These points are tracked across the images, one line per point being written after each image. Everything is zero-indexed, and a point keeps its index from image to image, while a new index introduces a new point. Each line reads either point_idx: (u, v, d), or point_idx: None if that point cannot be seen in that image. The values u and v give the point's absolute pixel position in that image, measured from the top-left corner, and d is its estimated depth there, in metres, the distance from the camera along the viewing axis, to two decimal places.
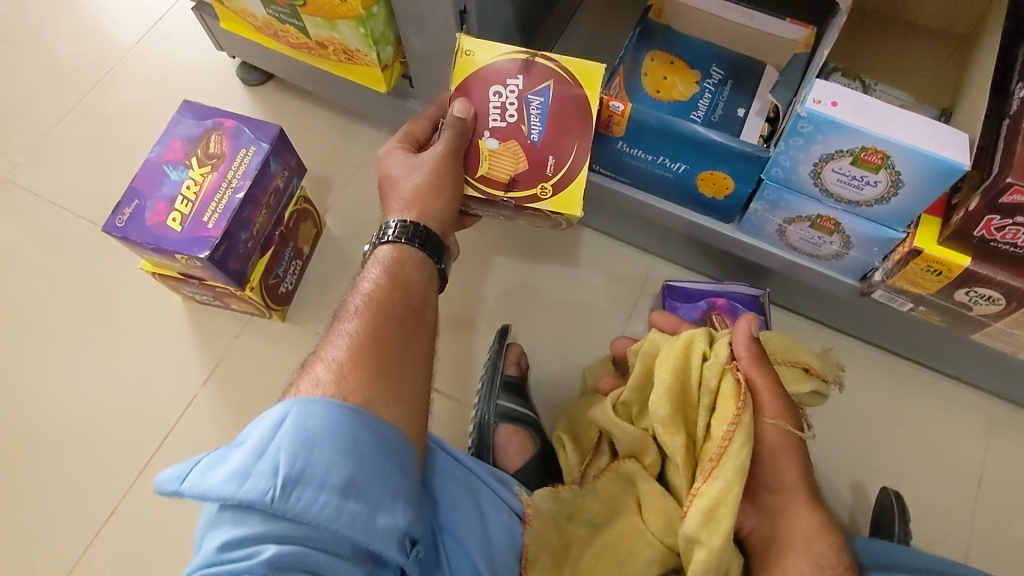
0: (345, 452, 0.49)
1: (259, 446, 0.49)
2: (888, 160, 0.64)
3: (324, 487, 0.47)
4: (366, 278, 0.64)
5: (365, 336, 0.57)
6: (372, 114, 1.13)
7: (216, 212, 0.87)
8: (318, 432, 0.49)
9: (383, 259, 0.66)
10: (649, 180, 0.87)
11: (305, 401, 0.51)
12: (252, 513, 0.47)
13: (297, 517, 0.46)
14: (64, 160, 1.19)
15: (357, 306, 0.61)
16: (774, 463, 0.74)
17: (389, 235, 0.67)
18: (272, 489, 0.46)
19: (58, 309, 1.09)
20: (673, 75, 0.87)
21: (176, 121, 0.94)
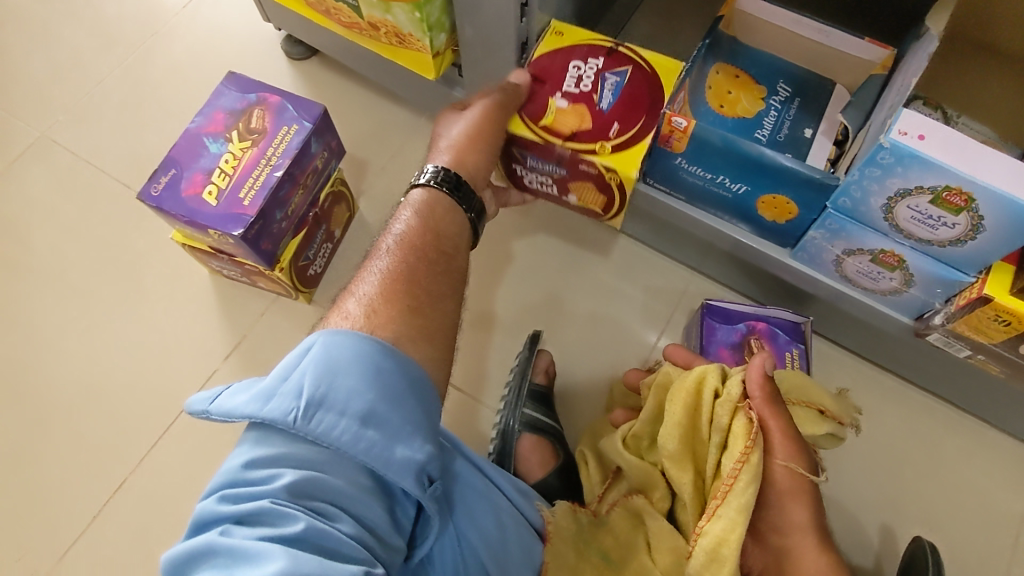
0: (367, 381, 0.48)
1: (284, 373, 0.48)
2: (972, 203, 0.61)
3: (344, 414, 0.46)
4: (399, 219, 0.63)
5: (393, 275, 0.56)
6: (416, 99, 1.10)
7: (253, 189, 0.84)
8: (341, 360, 0.48)
9: (415, 203, 0.64)
10: (707, 197, 0.84)
11: (331, 332, 0.50)
12: (275, 437, 0.46)
13: (319, 442, 0.45)
14: (102, 121, 1.18)
15: (389, 245, 0.59)
16: (782, 505, 0.71)
17: (422, 179, 0.65)
18: (295, 410, 0.46)
19: (85, 271, 1.07)
20: (738, 89, 0.83)
21: (220, 93, 0.91)
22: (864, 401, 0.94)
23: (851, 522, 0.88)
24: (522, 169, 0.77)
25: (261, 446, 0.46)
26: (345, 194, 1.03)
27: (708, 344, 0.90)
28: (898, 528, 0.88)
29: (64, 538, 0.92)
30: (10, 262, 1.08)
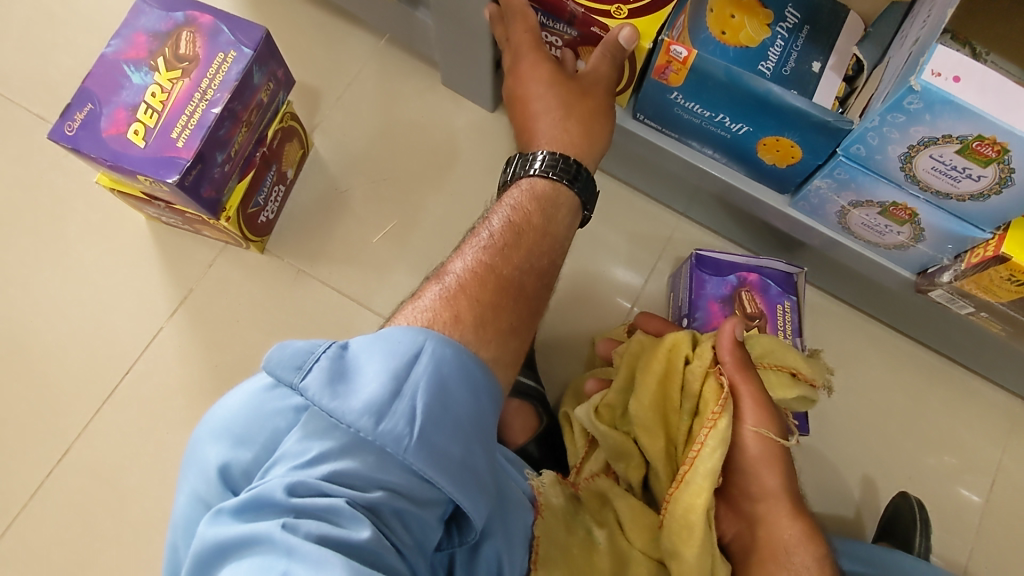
0: (473, 417, 0.44)
1: (398, 376, 0.42)
2: (1005, 154, 0.54)
3: (448, 449, 0.42)
4: (507, 204, 0.58)
5: (502, 278, 0.52)
6: (372, 19, 0.96)
7: (187, 129, 0.73)
8: (454, 376, 0.44)
9: (534, 191, 0.59)
10: (702, 137, 0.76)
11: (446, 340, 0.45)
12: (368, 451, 0.41)
13: (419, 471, 0.41)
14: (4, 40, 1.01)
15: (493, 237, 0.54)
16: (752, 471, 0.66)
17: (535, 168, 0.60)
18: (401, 428, 0.41)
19: (0, 220, 0.95)
20: (742, 13, 0.73)
21: (140, 11, 0.77)
22: (851, 352, 0.91)
23: (833, 474, 0.87)
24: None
25: (351, 452, 0.41)
26: (299, 131, 0.92)
27: (697, 297, 0.85)
28: (878, 478, 0.87)
29: (6, 512, 0.85)
30: None
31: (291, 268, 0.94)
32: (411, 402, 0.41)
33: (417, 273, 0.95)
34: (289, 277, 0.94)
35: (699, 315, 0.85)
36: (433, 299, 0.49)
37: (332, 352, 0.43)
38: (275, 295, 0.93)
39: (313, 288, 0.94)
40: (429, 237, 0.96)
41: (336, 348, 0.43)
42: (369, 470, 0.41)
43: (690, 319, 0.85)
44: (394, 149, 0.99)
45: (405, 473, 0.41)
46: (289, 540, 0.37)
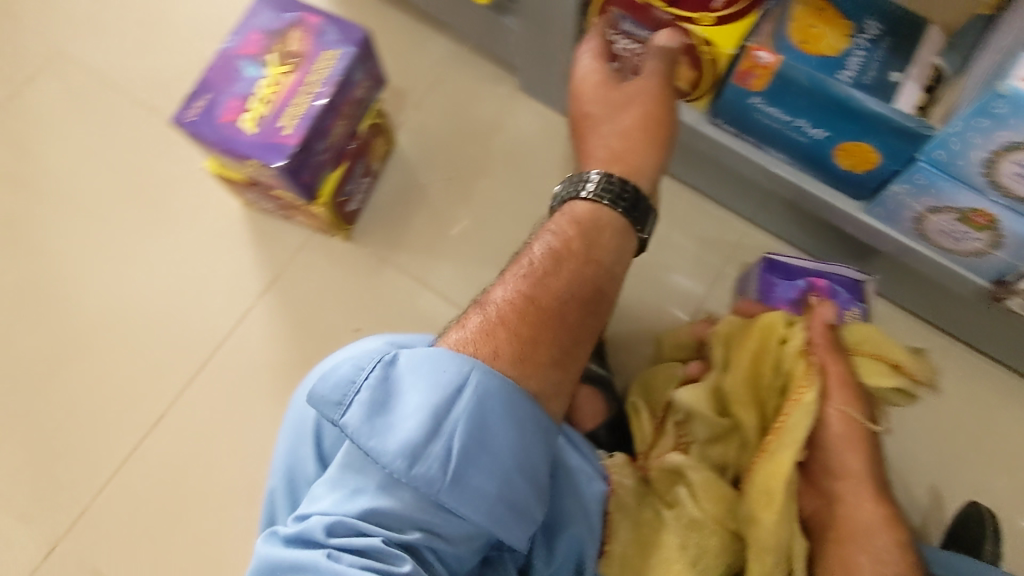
0: (510, 449, 0.50)
1: (435, 415, 0.49)
2: None
3: (479, 486, 0.49)
4: (551, 228, 0.59)
5: (543, 310, 0.53)
6: (458, 25, 1.02)
7: (294, 117, 0.79)
8: (488, 424, 0.50)
9: (579, 215, 0.59)
10: (779, 142, 0.79)
11: (485, 371, 0.50)
12: (402, 488, 0.49)
13: (452, 504, 0.49)
14: (122, 37, 1.10)
15: (536, 266, 0.56)
16: (834, 448, 0.69)
17: (585, 191, 0.60)
18: (435, 468, 0.48)
19: (112, 201, 1.03)
20: (824, 24, 0.75)
21: (255, 11, 0.85)
22: None
23: (900, 482, 0.87)
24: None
25: (389, 491, 0.49)
26: (387, 128, 0.98)
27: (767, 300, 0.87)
28: (944, 489, 0.87)
29: (106, 469, 0.93)
30: (31, 186, 1.04)
31: (374, 256, 1.00)
32: (446, 443, 0.48)
33: (491, 266, 0.99)
34: (371, 264, 0.99)
35: None
36: (475, 328, 0.53)
37: (382, 385, 0.51)
38: (357, 280, 0.99)
39: (392, 275, 0.99)
40: (504, 232, 1.00)
41: (386, 381, 0.51)
42: (406, 507, 0.49)
43: None
44: (473, 148, 1.04)
45: (440, 514, 0.49)
46: (332, 569, 0.47)
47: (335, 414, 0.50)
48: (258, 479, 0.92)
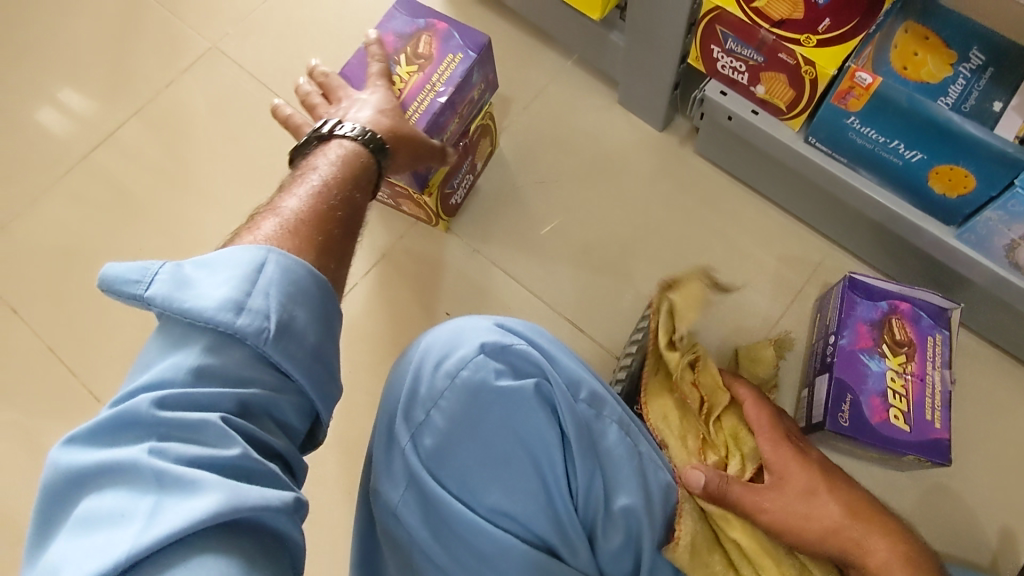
0: (319, 316, 0.49)
1: (244, 282, 0.46)
2: None
3: (302, 338, 0.48)
4: (318, 163, 0.64)
5: (332, 217, 0.57)
6: (566, 40, 1.09)
7: (418, 112, 0.88)
8: (298, 289, 0.48)
9: (336, 156, 0.66)
10: (873, 162, 0.81)
11: (283, 257, 0.49)
12: (229, 350, 0.45)
13: (279, 364, 0.46)
14: (266, 38, 1.23)
15: (318, 186, 0.59)
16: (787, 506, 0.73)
17: (349, 137, 0.68)
18: (261, 330, 0.46)
19: (243, 180, 1.15)
20: (927, 51, 0.78)
21: (391, 15, 0.93)
22: (1005, 399, 0.90)
23: (973, 517, 0.86)
24: (719, 51, 0.84)
25: (214, 352, 0.45)
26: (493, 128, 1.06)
27: (846, 317, 0.88)
28: (1018, 531, 0.85)
29: None
30: (177, 161, 1.18)
31: (467, 247, 1.07)
32: (266, 300, 0.46)
33: (577, 266, 1.05)
34: (465, 255, 1.07)
35: (846, 333, 0.87)
36: (272, 223, 0.53)
37: (172, 266, 0.47)
38: (451, 268, 1.06)
39: (483, 267, 1.06)
40: (591, 235, 1.06)
41: (174, 262, 0.47)
42: (228, 371, 0.45)
43: (835, 337, 0.88)
44: (569, 155, 1.10)
45: (268, 371, 0.46)
46: (155, 465, 0.41)
47: (138, 290, 0.46)
48: (347, 439, 1.00)
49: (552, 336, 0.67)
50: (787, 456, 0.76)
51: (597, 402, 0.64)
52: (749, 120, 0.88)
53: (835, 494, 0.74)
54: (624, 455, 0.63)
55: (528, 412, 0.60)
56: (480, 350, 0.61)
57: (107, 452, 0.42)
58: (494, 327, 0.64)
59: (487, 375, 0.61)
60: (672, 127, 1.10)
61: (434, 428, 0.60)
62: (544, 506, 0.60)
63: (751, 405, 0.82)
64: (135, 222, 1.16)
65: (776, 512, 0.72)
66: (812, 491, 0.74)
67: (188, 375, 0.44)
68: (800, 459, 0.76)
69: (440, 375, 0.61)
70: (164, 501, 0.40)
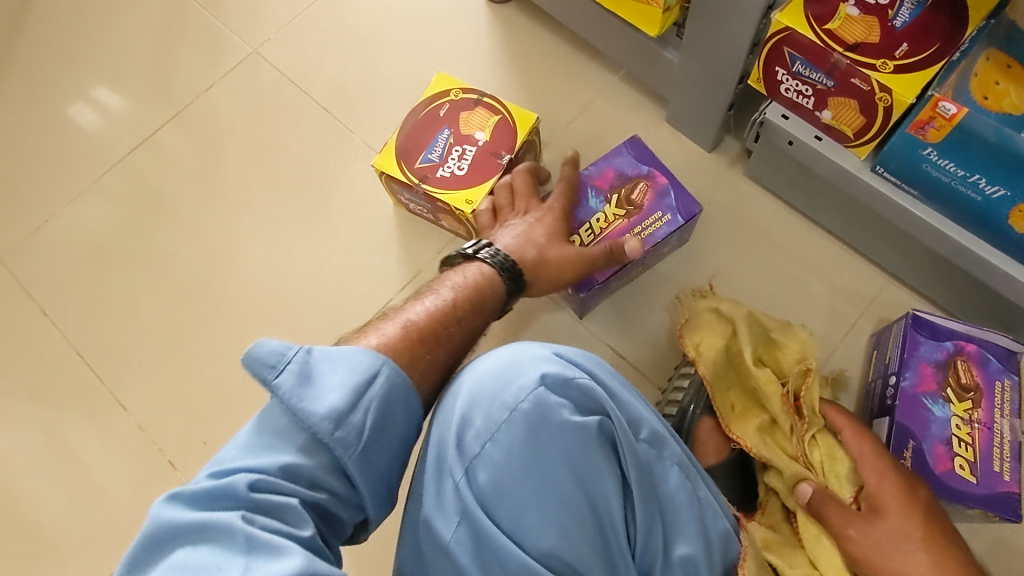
0: (402, 438, 0.53)
1: (355, 393, 0.50)
2: None
3: (378, 466, 0.51)
4: (449, 283, 0.69)
5: (439, 337, 0.62)
6: (616, 56, 1.06)
7: (610, 257, 0.88)
8: (394, 408, 0.53)
9: (471, 277, 0.71)
10: (948, 196, 0.77)
11: (396, 370, 0.53)
12: (321, 453, 0.49)
13: (352, 477, 0.50)
14: (308, 44, 1.21)
15: (410, 323, 0.61)
16: (876, 544, 0.68)
17: (486, 257, 0.74)
18: (354, 447, 0.50)
19: (279, 186, 1.13)
20: (1009, 80, 0.73)
21: (618, 150, 0.91)
22: None
23: None
24: (784, 73, 0.80)
25: (308, 452, 0.49)
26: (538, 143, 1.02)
27: (909, 357, 0.83)
28: None
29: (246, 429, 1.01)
30: (214, 165, 1.16)
31: None
32: (364, 418, 0.50)
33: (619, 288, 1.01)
34: None
35: (909, 374, 0.82)
36: (390, 328, 0.59)
37: (307, 358, 0.51)
38: None
39: None
40: None
41: (309, 354, 0.51)
42: (317, 470, 0.49)
43: (896, 377, 0.83)
44: None
45: (342, 481, 0.50)
46: (245, 533, 0.44)
47: (268, 375, 0.50)
48: None
49: (611, 368, 0.63)
50: (888, 491, 0.71)
51: (658, 441, 0.60)
52: (812, 146, 0.84)
53: (931, 547, 0.67)
54: (686, 500, 0.59)
55: (589, 451, 0.56)
56: (539, 382, 0.58)
57: (205, 513, 0.45)
58: (553, 357, 0.60)
59: (547, 408, 0.57)
60: (722, 148, 1.05)
61: (489, 462, 0.57)
62: (599, 551, 0.56)
63: (850, 434, 0.77)
64: (169, 225, 1.14)
65: (861, 544, 0.69)
66: (903, 535, 0.68)
67: (281, 469, 0.48)
68: (903, 498, 0.70)
69: (497, 406, 0.58)
70: (251, 569, 0.43)
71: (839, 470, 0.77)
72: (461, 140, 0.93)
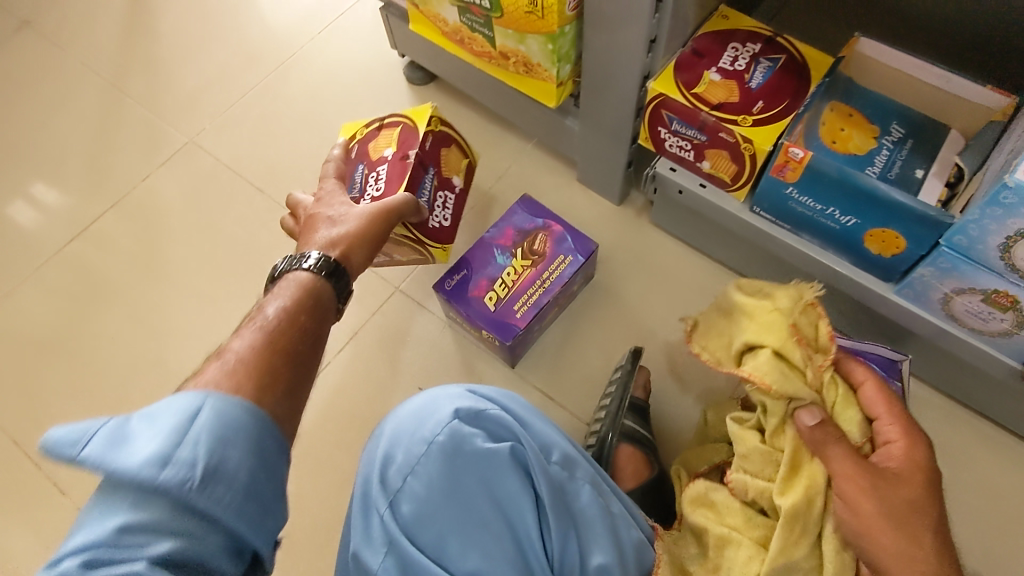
0: (250, 462, 0.45)
1: (173, 432, 0.43)
2: (1017, 303, 0.74)
3: (229, 498, 0.43)
4: (278, 295, 0.62)
5: (277, 349, 0.55)
6: (526, 126, 1.16)
7: (526, 304, 0.98)
8: (227, 434, 0.45)
9: (297, 284, 0.64)
10: (814, 229, 0.87)
11: (216, 400, 0.46)
12: (159, 498, 0.42)
13: (209, 512, 0.43)
14: (242, 133, 1.29)
15: (235, 358, 0.53)
16: (892, 515, 0.63)
17: (305, 266, 0.66)
18: (190, 481, 0.42)
19: (216, 264, 1.18)
20: (850, 127, 0.87)
21: (513, 211, 1.04)
22: (962, 450, 0.93)
23: None
24: (666, 132, 0.92)
25: (145, 502, 0.41)
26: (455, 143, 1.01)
27: None
28: None
29: None
30: (151, 249, 1.20)
31: (438, 321, 1.10)
32: (191, 449, 0.43)
33: (545, 334, 1.08)
34: (436, 328, 1.10)
35: None
36: (212, 374, 0.50)
37: (110, 424, 0.44)
38: (423, 343, 1.09)
39: (453, 339, 1.09)
40: None
41: (112, 419, 0.44)
42: (166, 518, 0.41)
43: None
44: None
45: (198, 519, 0.42)
46: None
47: (68, 456, 0.42)
48: (318, 517, 0.99)
49: (524, 400, 0.69)
50: (911, 455, 0.67)
51: (570, 463, 0.66)
52: (698, 193, 0.95)
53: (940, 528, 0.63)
54: (598, 514, 0.64)
55: (504, 474, 0.62)
56: (454, 417, 0.63)
57: None
58: (466, 393, 0.66)
59: (463, 439, 0.62)
60: (629, 202, 1.16)
61: (412, 495, 0.61)
62: (521, 568, 0.60)
63: (874, 388, 0.72)
64: (107, 310, 1.16)
65: (868, 509, 0.64)
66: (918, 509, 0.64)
67: (114, 535, 0.40)
68: (927, 475, 0.66)
69: (417, 441, 0.63)
70: None
71: (851, 416, 0.72)
72: (374, 165, 0.94)
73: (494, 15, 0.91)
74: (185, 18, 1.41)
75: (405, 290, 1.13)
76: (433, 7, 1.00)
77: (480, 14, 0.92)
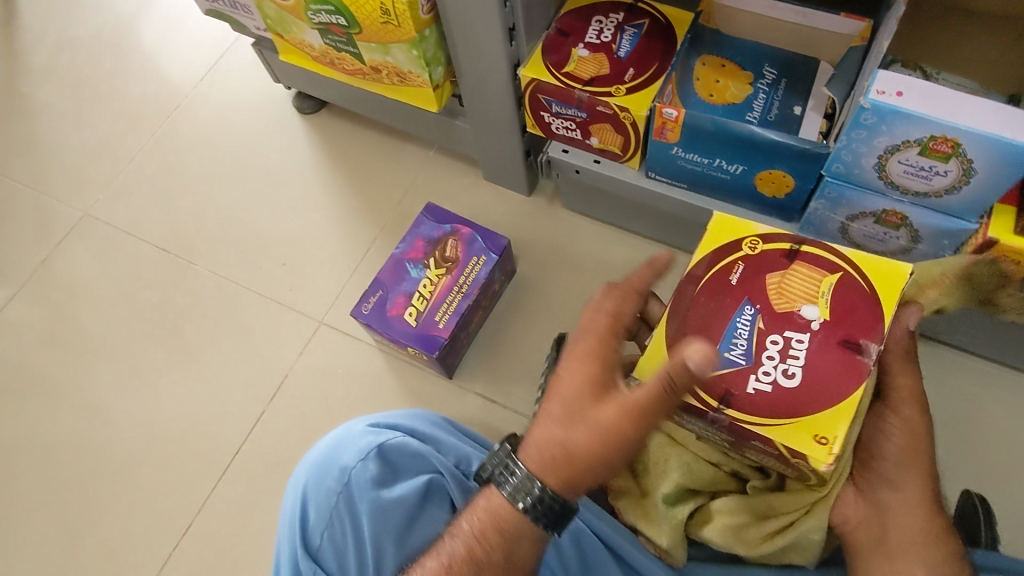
0: None
1: None
2: (906, 220, 0.75)
3: None
4: (477, 515, 0.61)
5: None
6: (422, 134, 1.15)
7: (447, 313, 0.97)
8: None
9: (491, 508, 0.60)
10: (707, 184, 0.88)
11: None
12: None
13: None
14: (138, 197, 1.25)
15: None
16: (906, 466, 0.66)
17: (508, 488, 0.59)
18: None
19: (133, 335, 1.14)
20: (726, 78, 0.87)
21: (420, 222, 1.03)
22: None
23: None
24: (549, 116, 0.91)
25: None
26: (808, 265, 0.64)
27: None
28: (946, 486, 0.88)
29: None
30: (62, 332, 1.16)
31: (366, 348, 1.08)
32: None
33: (477, 339, 1.06)
34: (365, 353, 1.07)
35: None
36: None
37: None
38: (356, 371, 1.06)
39: (385, 361, 1.06)
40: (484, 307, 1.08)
41: None
42: None
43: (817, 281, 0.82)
44: None
45: None
46: None
47: None
48: None
49: (431, 420, 0.75)
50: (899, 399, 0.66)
51: None
52: (593, 169, 0.95)
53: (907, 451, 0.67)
54: None
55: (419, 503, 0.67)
56: (362, 457, 0.66)
57: None
58: (369, 429, 0.69)
59: (371, 479, 0.66)
60: (539, 190, 1.15)
61: (333, 544, 0.64)
62: None
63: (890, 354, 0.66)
64: (26, 404, 1.11)
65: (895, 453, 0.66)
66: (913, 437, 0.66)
67: None
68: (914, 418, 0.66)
69: (329, 490, 0.65)
70: None
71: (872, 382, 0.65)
72: None
73: (354, 31, 0.89)
74: (61, 90, 1.36)
75: (330, 322, 1.10)
76: (295, 34, 0.98)
77: (339, 32, 0.90)
